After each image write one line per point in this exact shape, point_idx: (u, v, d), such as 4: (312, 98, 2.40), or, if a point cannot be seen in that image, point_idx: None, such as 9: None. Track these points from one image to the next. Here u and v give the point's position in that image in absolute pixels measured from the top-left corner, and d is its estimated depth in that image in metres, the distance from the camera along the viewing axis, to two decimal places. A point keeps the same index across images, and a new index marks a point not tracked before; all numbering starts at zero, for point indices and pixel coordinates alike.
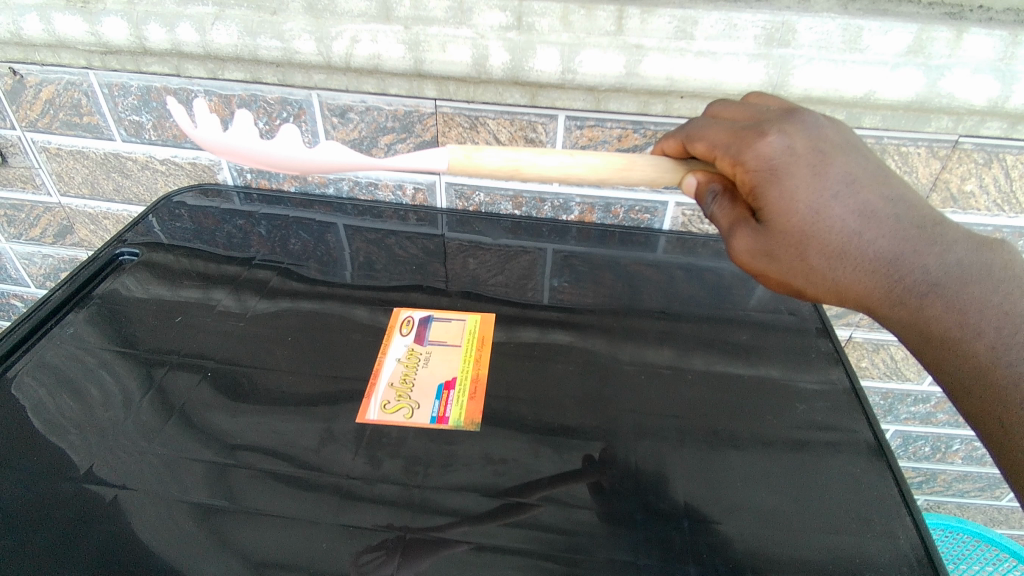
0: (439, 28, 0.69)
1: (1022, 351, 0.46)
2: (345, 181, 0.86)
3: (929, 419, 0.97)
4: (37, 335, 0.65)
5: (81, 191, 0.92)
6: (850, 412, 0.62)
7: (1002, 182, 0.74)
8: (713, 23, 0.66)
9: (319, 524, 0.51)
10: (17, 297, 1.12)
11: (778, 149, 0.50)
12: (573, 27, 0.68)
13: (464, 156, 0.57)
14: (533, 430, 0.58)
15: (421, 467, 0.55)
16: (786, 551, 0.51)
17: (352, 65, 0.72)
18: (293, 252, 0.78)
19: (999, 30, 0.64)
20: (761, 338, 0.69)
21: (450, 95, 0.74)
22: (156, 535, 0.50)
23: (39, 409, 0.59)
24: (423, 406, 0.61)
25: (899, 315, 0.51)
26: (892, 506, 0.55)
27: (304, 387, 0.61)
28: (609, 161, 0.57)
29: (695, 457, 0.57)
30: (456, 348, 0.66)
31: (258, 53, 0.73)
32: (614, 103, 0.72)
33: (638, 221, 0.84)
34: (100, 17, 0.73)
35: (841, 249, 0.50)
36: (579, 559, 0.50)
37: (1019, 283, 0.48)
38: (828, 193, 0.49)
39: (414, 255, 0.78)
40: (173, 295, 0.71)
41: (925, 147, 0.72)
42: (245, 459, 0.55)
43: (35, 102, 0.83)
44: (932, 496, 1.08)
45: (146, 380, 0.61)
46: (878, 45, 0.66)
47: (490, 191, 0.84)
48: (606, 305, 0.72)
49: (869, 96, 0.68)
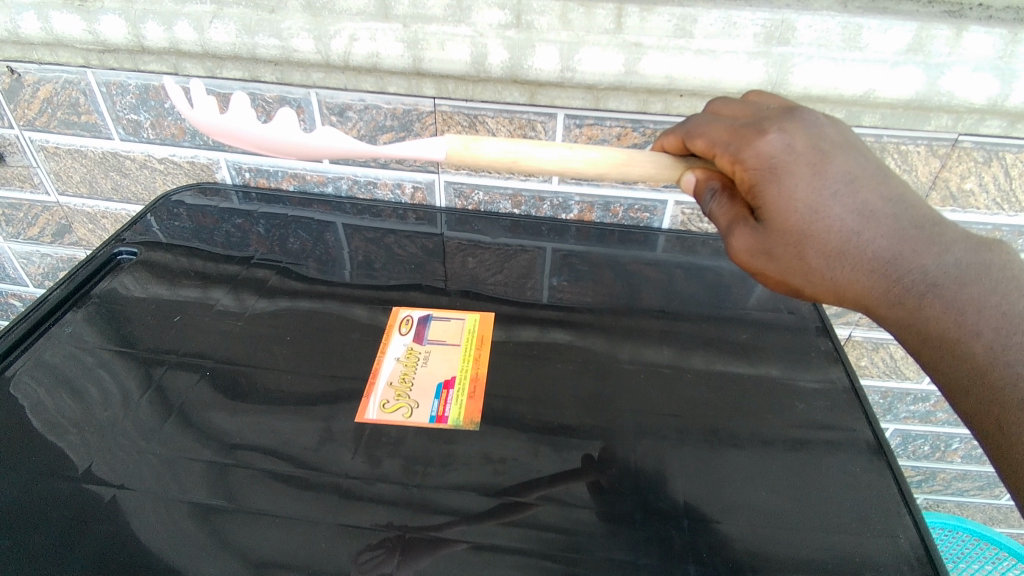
0: (439, 26, 0.69)
1: (1020, 351, 0.46)
2: (344, 180, 0.86)
3: (929, 418, 0.97)
4: (37, 335, 0.65)
5: (80, 190, 0.92)
6: (849, 411, 0.62)
7: (1002, 180, 0.74)
8: (712, 21, 0.66)
9: (319, 523, 0.51)
10: (16, 297, 1.12)
11: (778, 147, 0.50)
12: (573, 25, 0.67)
13: (462, 146, 0.57)
14: (533, 430, 0.58)
15: (420, 466, 0.55)
16: (786, 551, 0.51)
17: (351, 63, 0.72)
18: (292, 251, 0.78)
19: (999, 28, 0.64)
20: (761, 337, 0.69)
21: (449, 93, 0.74)
22: (156, 535, 0.50)
23: (39, 409, 0.58)
24: (422, 405, 0.60)
25: (897, 315, 0.50)
26: (892, 505, 0.55)
27: (303, 387, 0.61)
28: (609, 156, 0.57)
29: (695, 457, 0.57)
30: (455, 347, 0.66)
31: (256, 51, 0.73)
32: (614, 101, 0.72)
33: (638, 220, 0.84)
34: (98, 15, 0.73)
35: (840, 248, 0.50)
36: (579, 558, 0.50)
37: (1018, 283, 0.48)
38: (828, 192, 0.49)
39: (413, 254, 0.78)
40: (172, 294, 0.70)
41: (924, 145, 0.72)
42: (244, 458, 0.55)
43: (33, 101, 0.83)
44: (931, 494, 1.08)
45: (145, 379, 0.61)
46: (877, 44, 0.66)
47: (489, 190, 0.84)
48: (606, 304, 0.72)
49: (868, 95, 0.68)
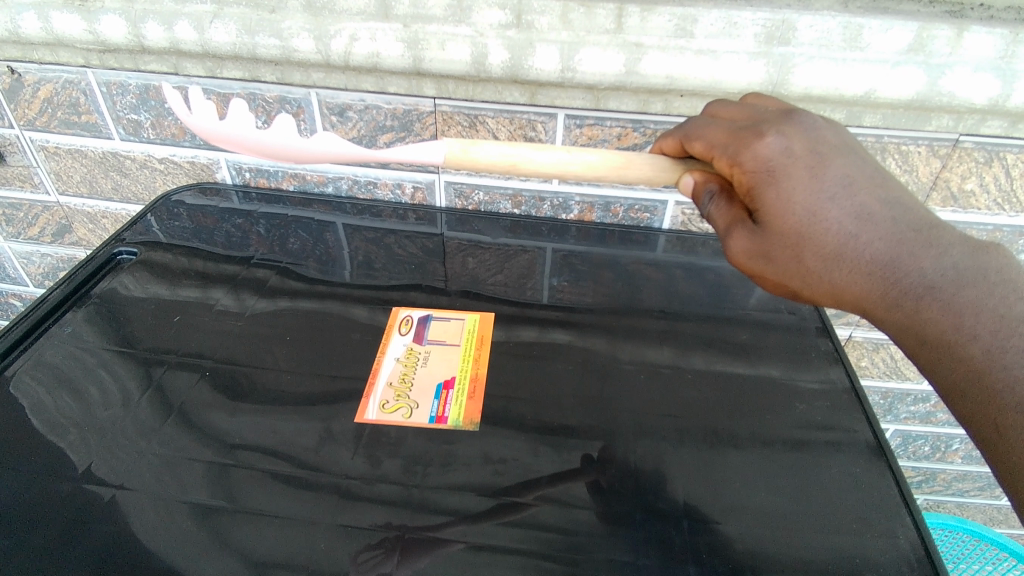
0: (439, 26, 0.69)
1: (1018, 354, 0.46)
2: (344, 180, 0.86)
3: (929, 419, 0.97)
4: (36, 335, 0.65)
5: (80, 190, 0.92)
6: (850, 412, 0.61)
7: (1003, 180, 0.74)
8: (713, 21, 0.66)
9: (318, 523, 0.51)
10: (16, 297, 1.12)
11: (777, 150, 0.50)
12: (573, 25, 0.67)
13: (460, 150, 0.57)
14: (532, 430, 0.58)
15: (420, 466, 0.55)
16: (786, 551, 0.51)
17: (351, 63, 0.72)
18: (292, 251, 0.78)
19: (1000, 28, 0.64)
20: (761, 337, 0.68)
21: (449, 93, 0.74)
22: (155, 535, 0.50)
23: (39, 409, 0.58)
24: (422, 405, 0.60)
25: (895, 318, 0.50)
26: (892, 506, 0.55)
27: (303, 387, 0.61)
28: (607, 159, 0.57)
29: (695, 457, 0.57)
30: (455, 347, 0.66)
31: (256, 51, 0.73)
32: (614, 101, 0.72)
33: (638, 220, 0.84)
34: (98, 15, 0.73)
35: (838, 251, 0.50)
36: (579, 558, 0.50)
37: (1016, 286, 0.48)
38: (826, 195, 0.49)
39: (413, 254, 0.78)
40: (172, 294, 0.70)
41: (925, 146, 0.72)
42: (244, 458, 0.55)
43: (33, 101, 0.83)
44: (932, 495, 1.08)
45: (145, 379, 0.61)
46: (878, 44, 0.66)
47: (489, 190, 0.84)
48: (606, 304, 0.72)
49: (869, 95, 0.68)
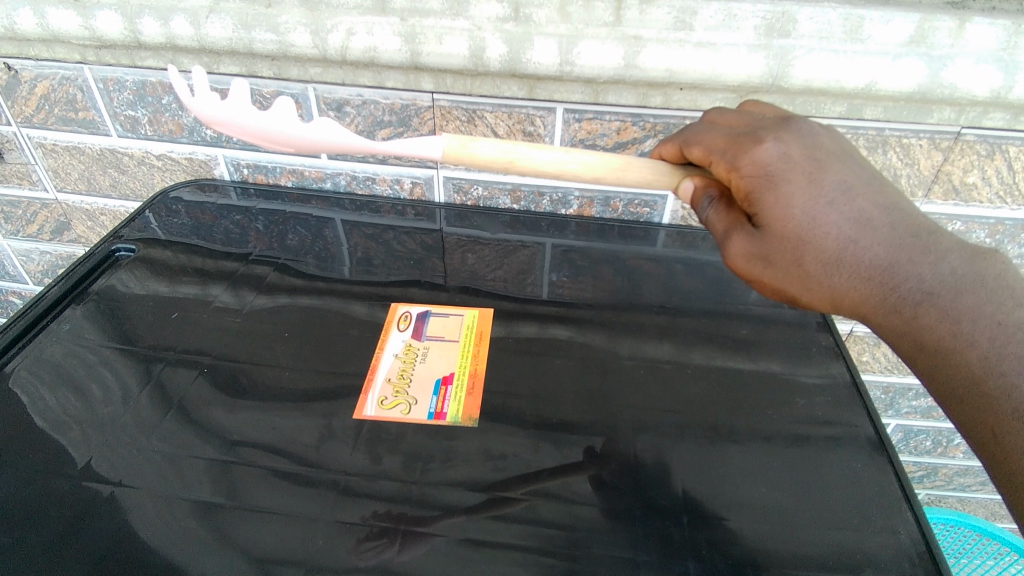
0: (436, 20, 0.68)
1: (1016, 363, 0.45)
2: (342, 176, 0.86)
3: (930, 414, 0.96)
4: (34, 331, 0.65)
5: (78, 187, 0.92)
6: (850, 407, 0.61)
7: (1005, 174, 0.73)
8: (712, 13, 0.65)
9: (318, 520, 0.51)
10: (15, 294, 1.12)
11: (774, 156, 0.49)
12: (572, 19, 0.67)
13: (459, 144, 0.56)
14: (532, 426, 0.58)
15: (420, 463, 0.55)
16: (785, 547, 0.51)
17: (348, 58, 0.72)
18: (291, 247, 0.77)
19: (1002, 19, 0.63)
20: (762, 332, 0.68)
21: (447, 88, 0.74)
22: (156, 531, 0.50)
23: (39, 406, 0.58)
24: (421, 401, 0.60)
25: (894, 324, 0.50)
26: (894, 501, 0.54)
27: (302, 383, 0.61)
28: (605, 160, 0.57)
29: (695, 453, 0.56)
30: (454, 342, 0.66)
31: (253, 46, 0.72)
32: (613, 95, 0.71)
33: (638, 214, 0.84)
34: (93, 11, 0.72)
35: (837, 256, 0.49)
36: (579, 555, 0.49)
37: (1014, 293, 0.47)
38: (824, 200, 0.49)
39: (412, 250, 0.78)
40: (171, 291, 0.70)
41: (926, 138, 0.72)
42: (245, 454, 0.55)
43: (29, 98, 0.83)
44: (933, 490, 1.08)
45: (145, 375, 0.61)
46: (879, 35, 0.65)
47: (488, 185, 0.83)
48: (606, 300, 0.71)
49: (869, 87, 0.67)
